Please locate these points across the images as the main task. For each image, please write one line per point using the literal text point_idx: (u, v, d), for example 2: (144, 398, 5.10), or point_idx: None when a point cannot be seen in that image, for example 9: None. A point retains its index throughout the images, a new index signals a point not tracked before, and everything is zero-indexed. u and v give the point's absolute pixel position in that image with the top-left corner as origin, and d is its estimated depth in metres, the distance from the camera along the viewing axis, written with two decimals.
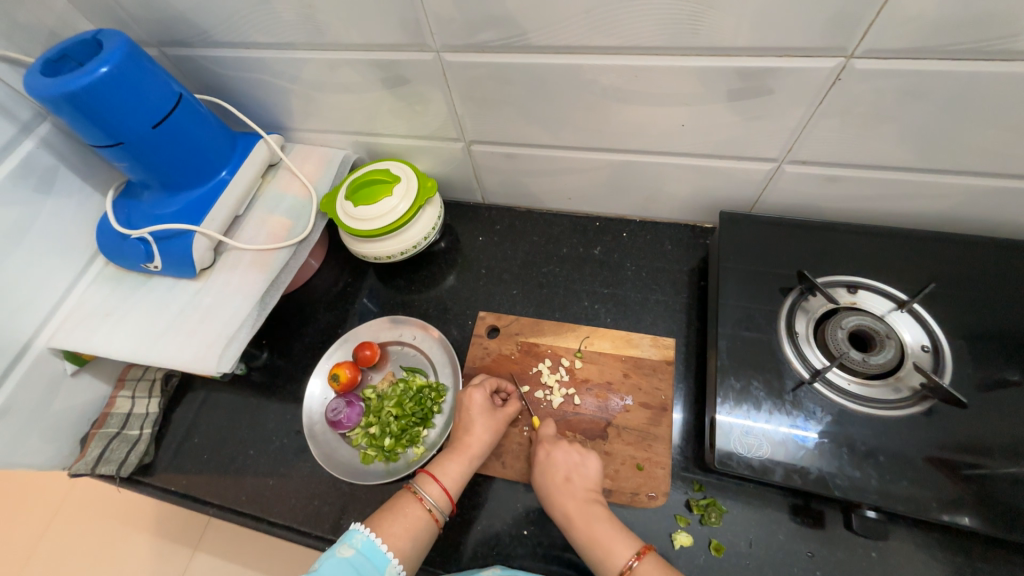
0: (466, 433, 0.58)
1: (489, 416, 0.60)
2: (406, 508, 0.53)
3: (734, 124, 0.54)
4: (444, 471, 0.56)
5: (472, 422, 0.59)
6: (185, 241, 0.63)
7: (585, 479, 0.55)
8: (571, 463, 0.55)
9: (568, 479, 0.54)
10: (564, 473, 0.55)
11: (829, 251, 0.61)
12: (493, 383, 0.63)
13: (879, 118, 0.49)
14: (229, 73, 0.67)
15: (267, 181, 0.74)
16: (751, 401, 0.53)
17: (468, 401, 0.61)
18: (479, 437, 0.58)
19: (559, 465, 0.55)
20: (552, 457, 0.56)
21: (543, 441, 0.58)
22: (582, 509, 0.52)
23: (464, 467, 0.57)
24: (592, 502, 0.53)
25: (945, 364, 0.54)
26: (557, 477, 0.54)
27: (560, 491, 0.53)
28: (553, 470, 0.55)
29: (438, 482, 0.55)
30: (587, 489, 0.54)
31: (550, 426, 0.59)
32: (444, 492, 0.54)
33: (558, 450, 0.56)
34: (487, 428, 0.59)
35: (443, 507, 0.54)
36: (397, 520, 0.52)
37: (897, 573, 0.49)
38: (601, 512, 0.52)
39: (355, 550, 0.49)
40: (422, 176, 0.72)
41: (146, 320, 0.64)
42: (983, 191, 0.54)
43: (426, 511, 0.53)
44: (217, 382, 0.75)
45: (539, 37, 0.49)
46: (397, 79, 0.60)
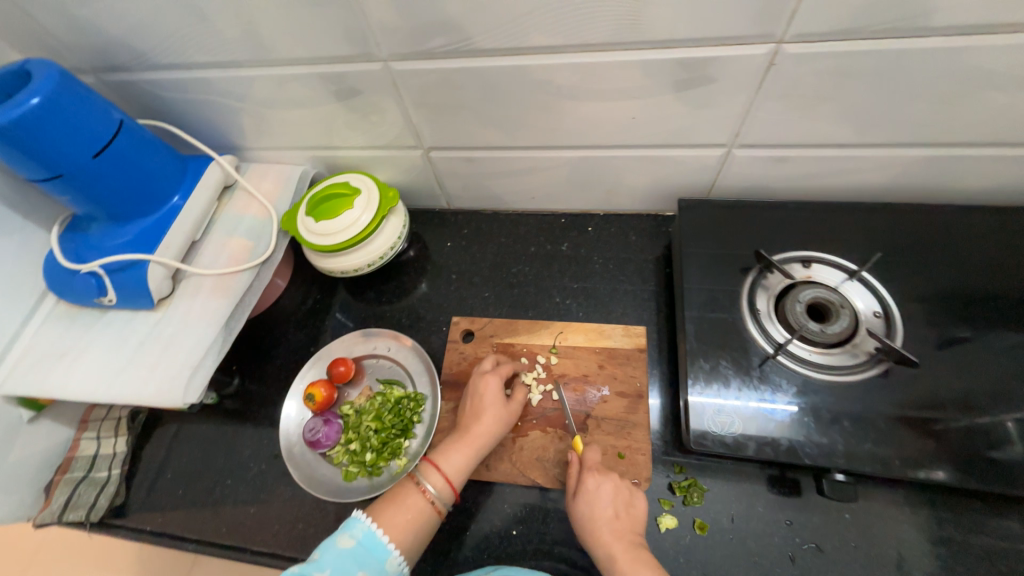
0: (475, 420, 0.58)
1: (502, 407, 0.59)
2: (408, 498, 0.52)
3: (682, 114, 0.55)
4: (447, 461, 0.55)
5: (484, 410, 0.58)
6: (139, 272, 0.61)
7: (633, 519, 0.51)
8: (620, 499, 0.52)
9: (617, 516, 0.51)
10: (613, 508, 0.51)
11: (783, 229, 0.64)
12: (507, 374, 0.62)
13: (816, 98, 0.51)
14: (173, 95, 0.65)
15: (223, 203, 0.72)
16: (721, 379, 0.55)
17: (483, 388, 0.60)
18: (486, 427, 0.57)
19: (609, 499, 0.52)
20: (603, 490, 0.52)
21: (589, 468, 0.54)
22: (628, 552, 0.48)
23: (469, 457, 0.56)
24: (637, 545, 0.49)
25: (896, 327, 0.56)
26: (606, 512, 0.51)
27: (606, 529, 0.50)
28: (603, 506, 0.51)
29: (440, 471, 0.54)
30: (632, 530, 0.51)
31: (596, 453, 0.56)
32: (446, 482, 0.54)
33: (608, 483, 0.52)
34: (497, 419, 0.58)
35: (445, 498, 0.53)
36: (397, 512, 0.51)
37: (868, 531, 0.52)
38: (646, 558, 0.48)
39: (356, 541, 0.49)
40: (383, 186, 0.71)
41: (104, 356, 0.61)
42: (918, 160, 0.57)
43: (429, 503, 0.52)
44: (187, 414, 0.73)
45: (485, 40, 0.50)
46: (348, 91, 0.60)
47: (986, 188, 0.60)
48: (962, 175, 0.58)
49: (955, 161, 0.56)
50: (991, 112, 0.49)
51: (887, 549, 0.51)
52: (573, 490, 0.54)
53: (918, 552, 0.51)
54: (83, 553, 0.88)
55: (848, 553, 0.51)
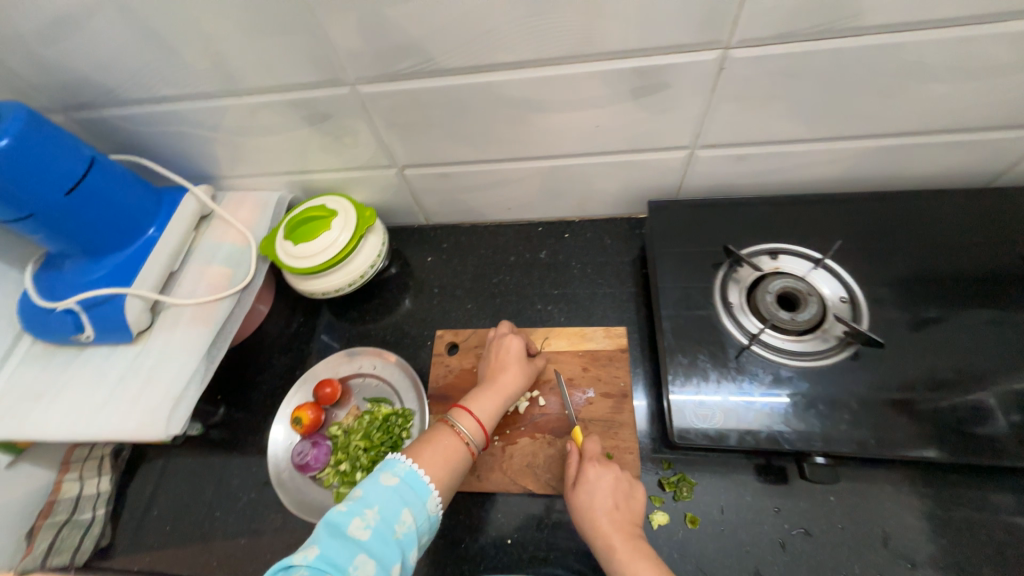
0: (500, 372, 0.60)
1: (526, 364, 0.62)
2: (444, 439, 0.52)
3: (643, 120, 0.58)
4: (478, 406, 0.56)
5: (508, 365, 0.61)
6: (116, 306, 0.61)
7: (632, 511, 0.51)
8: (620, 491, 0.52)
9: (617, 507, 0.51)
10: (613, 500, 0.51)
11: (749, 224, 0.66)
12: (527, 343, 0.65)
13: (767, 98, 0.53)
14: (145, 129, 0.65)
15: (200, 232, 0.72)
16: (699, 373, 0.56)
17: (507, 347, 0.63)
18: (512, 377, 0.59)
19: (608, 490, 0.51)
20: (604, 480, 0.52)
21: (590, 458, 0.55)
22: (628, 544, 0.47)
23: (498, 403, 0.57)
24: (636, 537, 0.48)
25: (861, 311, 0.59)
26: (607, 502, 0.51)
27: (606, 520, 0.49)
28: (604, 495, 0.51)
29: (473, 414, 0.55)
30: (632, 521, 0.50)
31: (595, 443, 0.56)
32: (478, 424, 0.54)
33: (608, 475, 0.53)
34: (521, 373, 0.60)
35: (477, 440, 0.54)
36: (435, 450, 0.51)
37: (853, 511, 0.53)
38: (645, 549, 0.47)
39: (399, 479, 0.46)
40: (359, 207, 0.72)
41: (83, 394, 0.61)
42: (870, 151, 0.60)
43: (464, 444, 0.52)
44: (173, 448, 0.72)
45: (447, 60, 0.52)
46: (319, 115, 0.61)
47: (938, 173, 0.63)
48: (913, 162, 0.61)
49: (905, 149, 0.59)
50: (931, 101, 0.52)
51: (873, 528, 0.52)
52: (573, 479, 0.54)
53: (903, 528, 0.52)
54: None
55: (836, 535, 0.52)
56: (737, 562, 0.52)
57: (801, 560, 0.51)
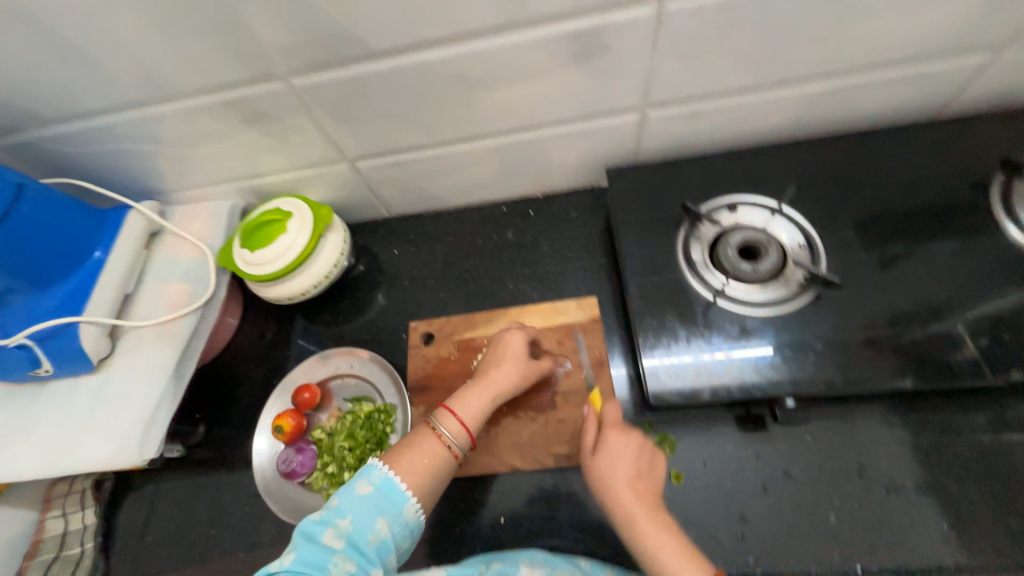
0: (495, 368, 0.57)
1: (524, 362, 0.58)
2: (424, 443, 0.49)
3: (590, 85, 0.57)
4: (464, 407, 0.53)
5: (503, 360, 0.58)
6: (71, 336, 0.58)
7: (652, 481, 0.49)
8: (641, 460, 0.50)
9: (638, 476, 0.49)
10: (635, 468, 0.50)
11: (708, 181, 0.66)
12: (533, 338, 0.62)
13: (710, 49, 0.53)
14: (77, 149, 0.62)
15: (153, 250, 0.69)
16: (670, 334, 0.57)
17: (508, 342, 0.60)
18: (505, 375, 0.56)
19: (629, 458, 0.50)
20: (624, 448, 0.51)
21: (610, 424, 0.53)
22: (651, 515, 0.46)
23: (485, 402, 0.54)
24: (658, 506, 0.47)
25: (819, 254, 0.60)
26: (629, 470, 0.49)
27: (626, 488, 0.48)
28: (624, 463, 0.50)
29: (456, 416, 0.52)
30: (652, 491, 0.49)
31: (614, 409, 0.55)
32: (463, 427, 0.51)
33: (630, 444, 0.51)
34: (517, 370, 0.57)
35: (461, 443, 0.51)
36: (415, 457, 0.48)
37: (829, 449, 0.55)
38: (666, 521, 0.45)
39: (375, 486, 0.45)
40: (316, 205, 0.70)
41: (50, 429, 0.59)
42: (817, 95, 0.60)
43: (446, 448, 0.50)
44: (157, 472, 0.71)
45: (380, 42, 0.50)
46: (258, 115, 0.58)
47: (887, 110, 0.64)
48: (861, 101, 0.62)
49: (851, 90, 0.60)
50: (871, 37, 0.52)
51: (848, 461, 0.54)
52: (591, 447, 0.53)
53: (877, 458, 0.54)
54: None
55: (814, 472, 0.54)
56: (723, 509, 0.53)
57: (782, 500, 0.53)
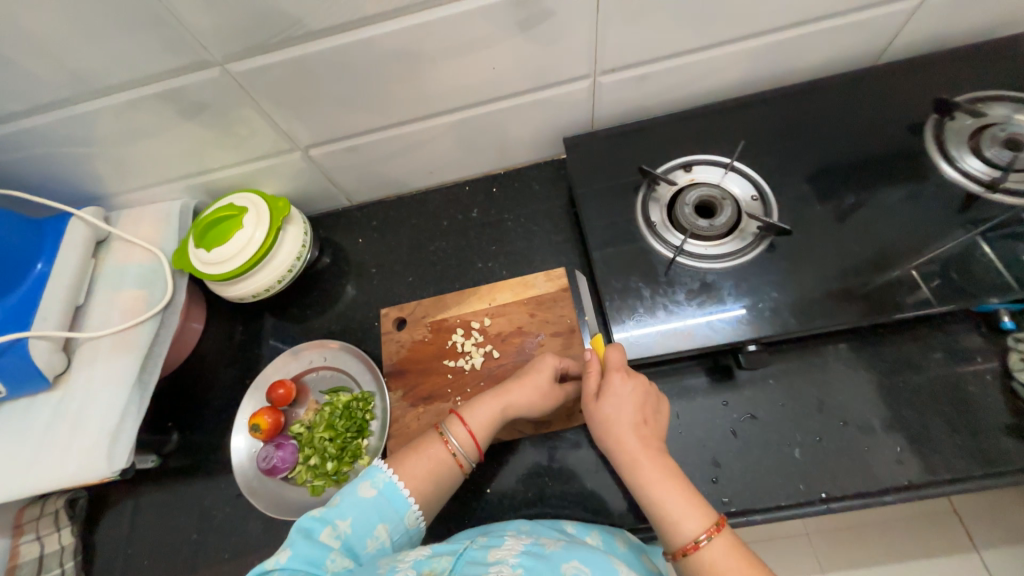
0: (514, 383, 0.56)
1: (548, 383, 0.57)
2: (431, 449, 0.52)
3: (538, 53, 0.56)
4: (475, 417, 0.54)
5: (526, 374, 0.57)
6: (21, 352, 0.55)
7: (655, 428, 0.51)
8: (646, 407, 0.52)
9: (644, 423, 0.51)
10: (641, 416, 0.51)
11: (662, 144, 0.67)
12: (567, 365, 0.59)
13: (652, 9, 0.53)
14: (2, 157, 0.59)
15: (101, 259, 0.67)
16: (635, 295, 0.59)
17: (542, 365, 0.57)
18: (525, 395, 0.55)
19: (633, 405, 0.51)
20: (629, 394, 0.52)
21: (614, 368, 0.53)
22: (658, 461, 0.47)
23: (496, 413, 0.54)
24: (662, 452, 0.49)
25: (771, 204, 0.62)
26: (636, 417, 0.51)
27: (632, 435, 0.49)
28: (629, 410, 0.51)
29: (466, 425, 0.53)
30: (657, 436, 0.50)
31: (619, 353, 0.54)
32: (471, 438, 0.53)
33: (636, 393, 0.52)
34: (536, 389, 0.56)
35: (468, 454, 0.53)
36: (420, 461, 0.51)
37: (791, 389, 0.58)
38: (671, 466, 0.48)
39: (377, 491, 0.48)
40: (271, 198, 0.68)
41: (8, 451, 0.56)
42: (761, 49, 0.61)
43: (451, 456, 0.52)
44: (132, 485, 0.69)
45: (316, 20, 0.48)
46: (196, 107, 0.56)
47: (827, 61, 0.66)
48: (802, 54, 0.63)
49: (791, 43, 0.61)
50: None
51: (809, 398, 0.57)
52: (595, 393, 0.53)
53: (835, 393, 0.57)
54: None
55: (778, 413, 0.57)
56: (697, 457, 0.56)
57: (751, 442, 0.56)
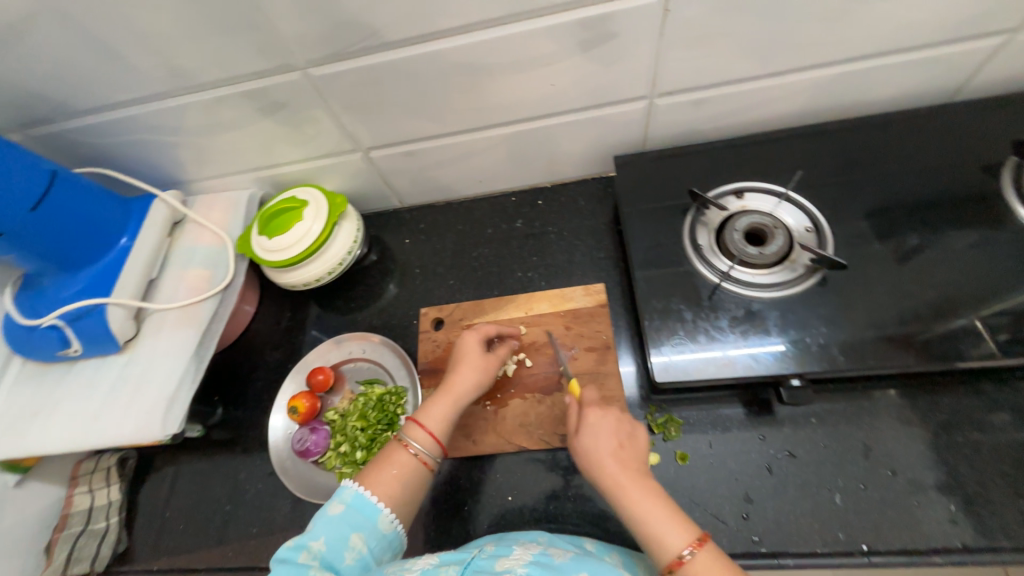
0: (453, 374, 0.58)
1: (481, 358, 0.60)
2: (393, 456, 0.52)
3: (596, 73, 0.58)
4: (430, 416, 0.55)
5: (460, 362, 0.59)
6: (99, 317, 0.61)
7: (636, 448, 0.50)
8: (624, 429, 0.51)
9: (621, 446, 0.49)
10: (617, 439, 0.50)
11: (714, 168, 0.67)
12: (489, 332, 0.63)
13: (717, 36, 0.53)
14: (104, 140, 0.65)
15: (175, 238, 0.72)
16: (676, 316, 0.58)
17: (464, 344, 0.61)
18: (464, 378, 0.58)
19: (609, 431, 0.50)
20: (604, 421, 0.51)
21: (589, 404, 0.54)
22: (637, 480, 0.46)
23: (449, 409, 0.56)
24: (644, 472, 0.47)
25: (827, 237, 0.60)
26: (610, 442, 0.50)
27: (610, 459, 0.48)
28: (604, 436, 0.50)
29: (424, 427, 0.54)
30: (638, 457, 0.49)
31: (591, 394, 0.57)
32: (430, 437, 0.53)
33: (609, 416, 0.52)
34: (474, 369, 0.58)
35: (431, 451, 0.53)
36: (384, 469, 0.51)
37: (836, 432, 0.55)
38: (653, 486, 0.46)
39: (345, 504, 0.48)
40: (331, 194, 0.72)
41: (77, 406, 0.62)
42: (826, 80, 0.60)
43: (414, 458, 0.52)
44: (177, 452, 0.73)
45: (391, 32, 0.51)
46: (275, 105, 0.60)
47: (894, 96, 0.64)
48: (868, 87, 0.62)
49: (858, 75, 0.60)
50: (877, 21, 0.52)
51: (854, 442, 0.54)
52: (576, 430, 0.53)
53: (884, 440, 0.54)
54: None
55: (819, 453, 0.54)
56: (728, 490, 0.54)
57: (787, 481, 0.53)
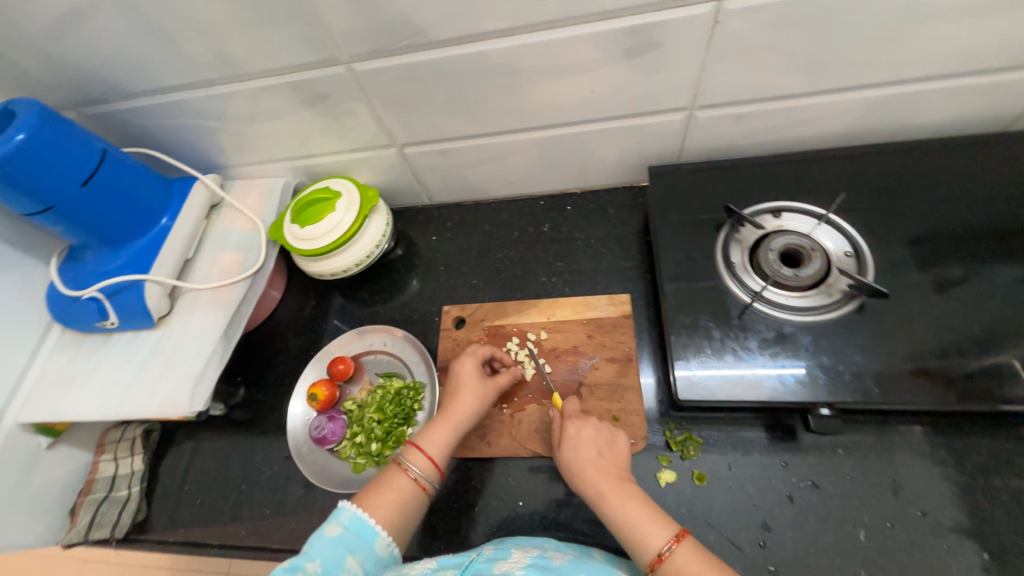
0: (452, 400, 0.58)
1: (480, 385, 0.59)
2: (392, 479, 0.52)
3: (638, 81, 0.57)
4: (430, 441, 0.55)
5: (460, 389, 0.59)
6: (136, 293, 0.63)
7: (616, 456, 0.52)
8: (602, 439, 0.53)
9: (600, 456, 0.52)
10: (595, 449, 0.52)
11: (751, 185, 0.66)
12: (484, 354, 0.63)
13: (766, 50, 0.52)
14: (152, 122, 0.68)
15: (212, 221, 0.74)
16: (703, 334, 0.57)
17: (459, 369, 0.60)
18: (465, 404, 0.57)
19: (589, 441, 0.53)
20: (583, 434, 0.54)
21: (569, 417, 0.56)
22: (616, 486, 0.49)
23: (449, 434, 0.56)
24: (623, 478, 0.50)
25: (867, 263, 0.58)
26: (589, 452, 0.52)
27: (592, 468, 0.50)
28: (585, 448, 0.53)
29: (423, 451, 0.54)
30: (618, 465, 0.51)
31: (573, 402, 0.58)
32: (430, 461, 0.54)
33: (588, 427, 0.54)
34: (474, 396, 0.58)
35: (430, 476, 0.53)
36: (383, 492, 0.51)
37: (864, 465, 0.53)
38: (634, 490, 0.48)
39: (343, 527, 0.48)
40: (363, 187, 0.73)
41: (110, 377, 0.64)
42: (876, 101, 0.58)
43: (413, 482, 0.52)
44: (198, 428, 0.75)
45: (437, 31, 0.52)
46: (317, 98, 0.62)
47: (948, 122, 0.61)
48: (920, 111, 0.60)
49: (911, 98, 0.58)
50: (938, 42, 0.50)
51: (883, 478, 0.52)
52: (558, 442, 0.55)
53: (914, 478, 0.52)
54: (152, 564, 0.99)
55: (844, 486, 0.52)
56: (746, 516, 0.53)
57: (809, 511, 0.52)
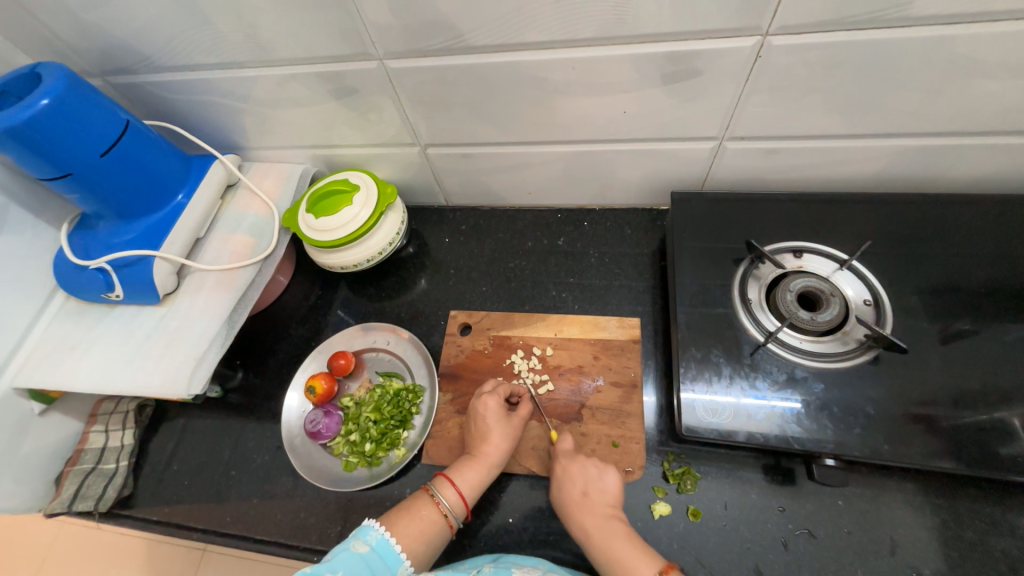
0: (483, 441, 0.57)
1: (507, 424, 0.59)
2: (422, 510, 0.52)
3: (671, 107, 0.56)
4: (462, 476, 0.55)
5: (489, 432, 0.58)
6: (144, 268, 0.63)
7: (603, 494, 0.53)
8: (587, 477, 0.54)
9: (585, 495, 0.53)
10: (581, 487, 0.53)
11: (772, 221, 0.65)
12: (506, 391, 0.62)
13: (806, 89, 0.51)
14: (177, 97, 0.67)
15: (226, 202, 0.74)
16: (712, 369, 0.56)
17: (482, 409, 0.59)
18: (496, 446, 0.57)
19: (575, 480, 0.54)
20: (571, 473, 0.54)
21: (559, 455, 0.57)
22: (600, 524, 0.51)
23: (481, 478, 0.56)
24: (609, 517, 0.51)
25: (885, 313, 0.57)
26: (574, 492, 0.53)
27: (577, 508, 0.52)
28: (571, 484, 0.54)
29: (454, 486, 0.54)
30: (604, 504, 0.52)
31: (567, 440, 0.58)
32: (460, 497, 0.54)
33: (575, 465, 0.55)
34: (505, 436, 0.58)
35: (458, 513, 0.53)
36: (412, 521, 0.51)
37: (862, 519, 0.52)
38: (618, 528, 0.50)
39: (370, 546, 0.48)
40: (382, 183, 0.72)
41: (111, 350, 0.64)
42: (912, 149, 0.57)
43: (442, 517, 0.52)
44: (192, 408, 0.75)
45: (475, 37, 0.51)
46: (347, 90, 0.61)
47: (979, 176, 0.61)
48: (953, 164, 0.59)
49: (947, 151, 0.57)
50: (980, 100, 0.49)
51: (881, 535, 0.51)
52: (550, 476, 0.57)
53: (912, 537, 0.51)
54: (124, 553, 0.99)
55: (840, 539, 0.51)
56: (739, 558, 0.52)
57: (802, 561, 0.51)
